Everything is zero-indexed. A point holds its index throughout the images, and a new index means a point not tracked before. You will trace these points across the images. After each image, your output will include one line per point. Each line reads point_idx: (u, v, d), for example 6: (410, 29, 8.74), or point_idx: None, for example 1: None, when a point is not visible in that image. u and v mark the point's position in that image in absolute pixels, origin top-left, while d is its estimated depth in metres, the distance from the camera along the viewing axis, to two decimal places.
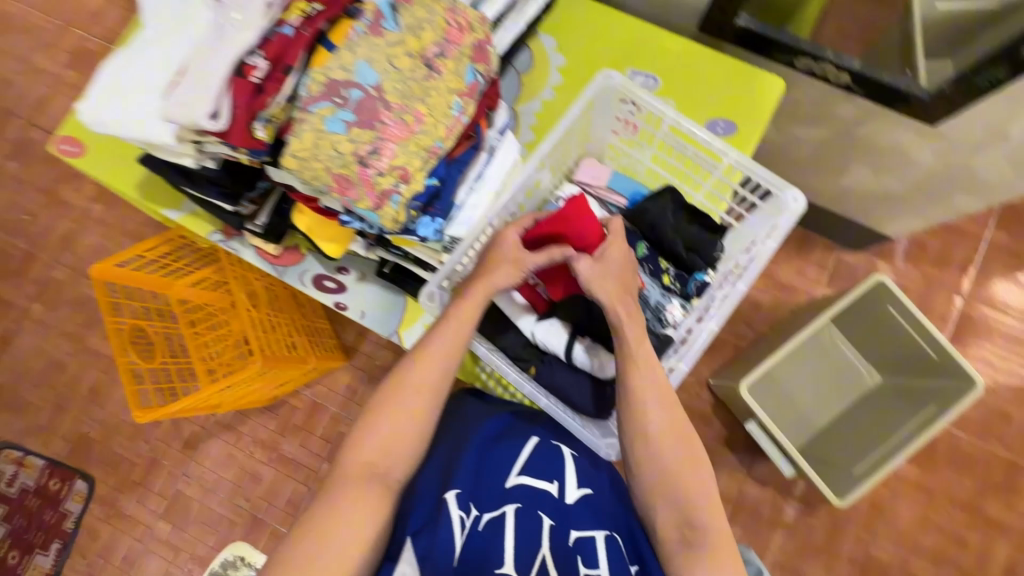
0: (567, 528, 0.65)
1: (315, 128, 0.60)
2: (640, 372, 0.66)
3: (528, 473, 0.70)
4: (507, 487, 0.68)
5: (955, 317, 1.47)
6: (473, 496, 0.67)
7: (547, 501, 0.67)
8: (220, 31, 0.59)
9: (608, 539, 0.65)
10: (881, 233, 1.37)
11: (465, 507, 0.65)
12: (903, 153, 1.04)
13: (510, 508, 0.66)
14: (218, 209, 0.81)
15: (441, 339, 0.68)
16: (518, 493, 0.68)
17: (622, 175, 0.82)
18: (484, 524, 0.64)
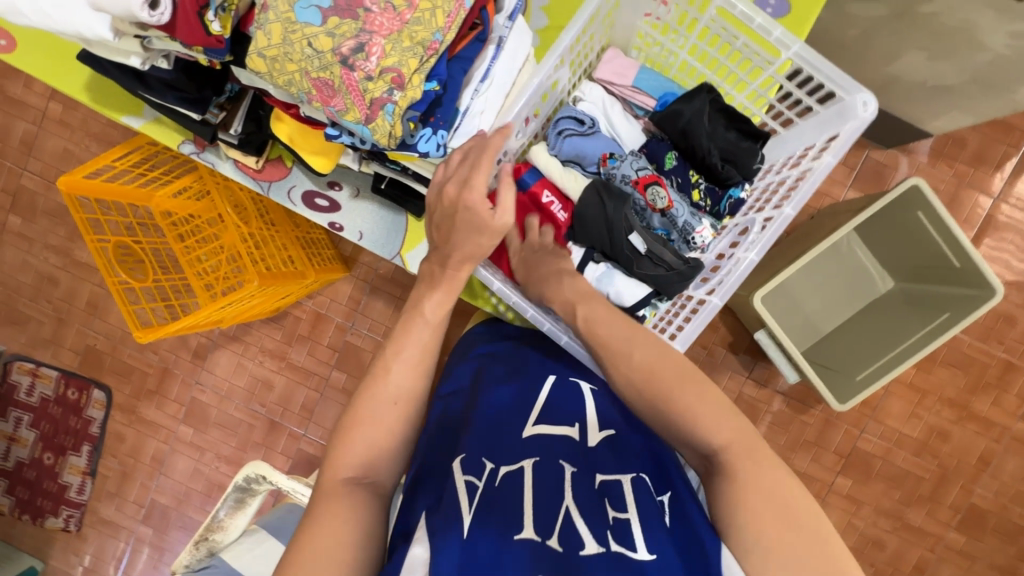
0: (592, 471, 0.60)
1: (284, 18, 0.49)
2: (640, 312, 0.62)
3: (544, 421, 0.65)
4: (523, 439, 0.63)
5: (981, 220, 1.40)
6: (484, 451, 0.61)
7: (568, 447, 0.62)
8: None
9: (636, 480, 0.59)
10: (921, 129, 1.25)
11: (475, 470, 0.58)
12: (972, 36, 0.89)
13: (529, 461, 0.60)
14: (183, 117, 0.71)
15: (421, 333, 0.63)
16: (535, 441, 0.62)
17: (651, 70, 0.70)
18: (501, 478, 0.57)
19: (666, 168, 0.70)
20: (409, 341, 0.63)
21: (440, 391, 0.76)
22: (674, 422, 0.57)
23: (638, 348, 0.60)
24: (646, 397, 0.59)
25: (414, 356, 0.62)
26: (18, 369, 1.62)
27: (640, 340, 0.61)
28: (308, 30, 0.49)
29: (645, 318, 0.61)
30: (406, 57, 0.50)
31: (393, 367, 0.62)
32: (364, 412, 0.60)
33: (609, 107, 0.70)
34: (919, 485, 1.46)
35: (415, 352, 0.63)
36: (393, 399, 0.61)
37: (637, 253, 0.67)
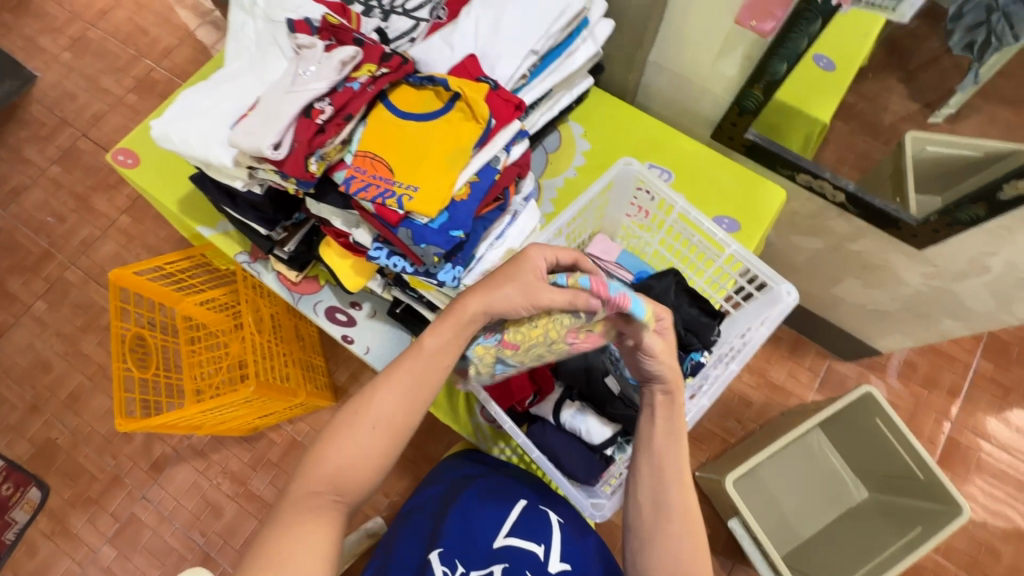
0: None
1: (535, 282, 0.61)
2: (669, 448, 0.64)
3: (516, 534, 0.70)
4: (494, 547, 0.69)
5: (943, 442, 1.47)
6: (460, 551, 0.68)
7: (533, 564, 0.67)
8: (294, 81, 0.67)
9: None
10: (872, 347, 1.41)
11: (451, 564, 0.67)
12: (893, 273, 1.11)
13: (497, 568, 0.67)
14: (252, 231, 0.86)
15: (426, 365, 0.64)
16: (503, 554, 0.68)
17: (630, 254, 0.88)
18: None
19: None
20: (411, 368, 0.64)
21: (430, 480, 0.81)
22: (657, 554, 0.61)
23: (663, 485, 0.63)
24: (655, 527, 0.62)
25: (410, 388, 0.64)
26: None
27: (666, 478, 0.63)
28: (381, 181, 0.67)
29: (677, 464, 0.63)
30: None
31: (382, 398, 0.64)
32: (343, 427, 0.63)
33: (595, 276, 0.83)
34: None
35: (417, 376, 0.64)
36: (375, 421, 0.63)
37: (611, 394, 0.74)
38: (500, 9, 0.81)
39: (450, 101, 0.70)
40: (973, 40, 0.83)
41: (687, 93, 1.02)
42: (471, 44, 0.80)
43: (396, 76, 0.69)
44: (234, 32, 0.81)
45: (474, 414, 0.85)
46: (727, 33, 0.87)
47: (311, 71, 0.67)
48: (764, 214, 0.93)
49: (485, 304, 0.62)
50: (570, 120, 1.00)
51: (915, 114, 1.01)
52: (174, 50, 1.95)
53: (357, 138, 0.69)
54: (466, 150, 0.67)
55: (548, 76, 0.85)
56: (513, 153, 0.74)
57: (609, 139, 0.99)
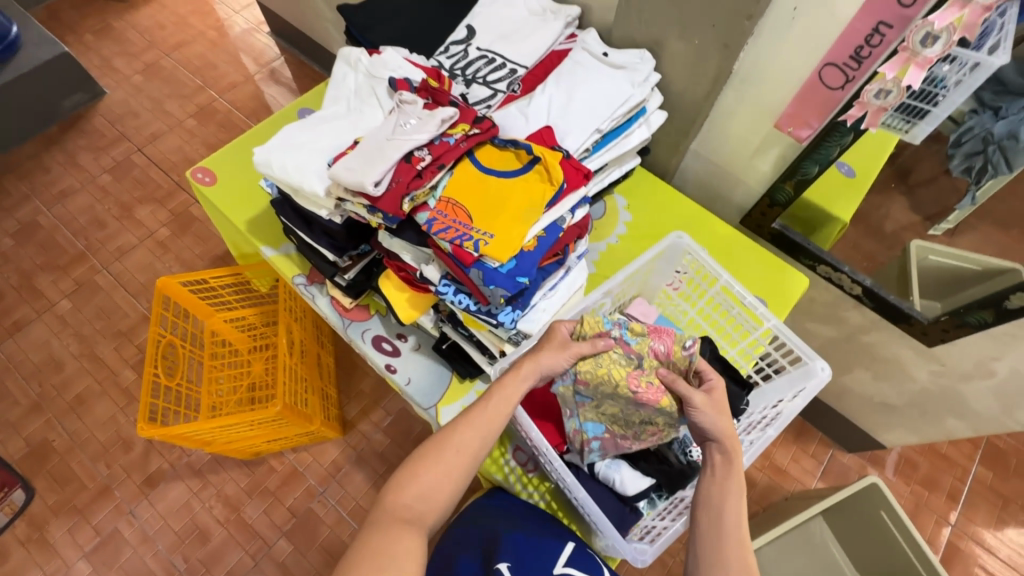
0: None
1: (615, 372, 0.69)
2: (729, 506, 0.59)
3: (573, 565, 0.71)
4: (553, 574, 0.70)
5: (943, 546, 1.47)
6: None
7: None
8: (396, 130, 0.76)
9: None
10: (876, 440, 1.44)
11: None
12: (901, 367, 1.18)
13: None
14: (318, 256, 0.92)
15: (508, 398, 0.66)
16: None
17: (667, 319, 0.94)
18: None
19: None
20: (497, 403, 0.66)
21: (471, 514, 0.81)
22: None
23: (720, 537, 0.57)
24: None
25: (497, 421, 0.65)
26: None
27: (720, 528, 0.58)
28: (461, 225, 0.74)
29: (736, 516, 0.58)
30: (617, 421, 0.75)
31: (469, 427, 0.64)
32: (431, 453, 0.63)
33: None
34: None
35: (504, 410, 0.66)
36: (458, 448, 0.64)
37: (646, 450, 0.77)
38: (572, 91, 0.92)
39: (529, 163, 0.78)
40: (971, 167, 0.93)
41: (723, 182, 1.13)
42: (545, 117, 0.91)
43: (484, 137, 0.78)
44: (336, 80, 0.91)
45: (507, 455, 0.85)
46: (767, 135, 0.99)
47: (412, 123, 0.76)
48: (788, 298, 1.01)
49: (536, 362, 0.67)
50: (615, 192, 1.10)
51: (917, 225, 1.06)
52: (239, 86, 2.11)
53: (442, 185, 0.76)
54: (539, 207, 0.75)
55: (607, 152, 0.95)
56: (576, 214, 0.82)
57: (650, 213, 1.08)
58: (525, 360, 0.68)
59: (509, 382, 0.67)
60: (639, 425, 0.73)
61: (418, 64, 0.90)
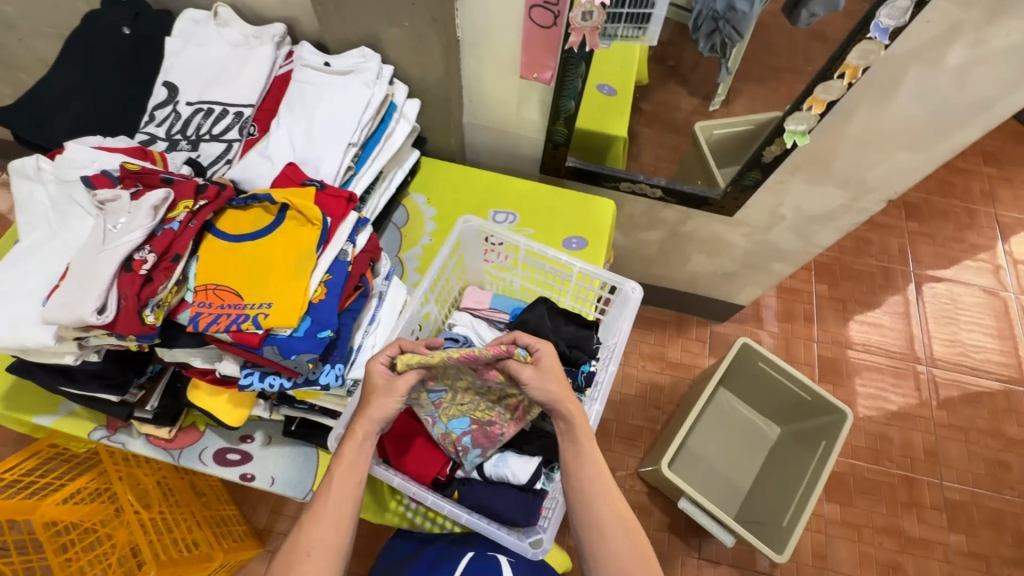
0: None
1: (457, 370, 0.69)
2: (583, 463, 0.62)
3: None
4: None
5: (818, 361, 1.70)
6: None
7: None
8: (105, 238, 0.64)
9: None
10: (736, 303, 1.61)
11: None
12: (723, 240, 1.30)
13: None
14: (102, 403, 0.78)
15: (351, 471, 0.62)
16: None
17: (502, 295, 0.93)
18: None
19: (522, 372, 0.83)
20: (340, 482, 0.62)
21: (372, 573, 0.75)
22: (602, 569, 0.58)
23: (587, 495, 0.61)
24: (590, 542, 0.59)
25: (348, 500, 0.61)
26: None
27: (585, 487, 0.61)
28: (231, 308, 0.66)
29: (597, 469, 0.62)
30: (477, 406, 0.74)
31: (319, 522, 0.59)
32: (282, 570, 0.57)
33: (477, 325, 0.88)
34: None
35: (351, 483, 0.62)
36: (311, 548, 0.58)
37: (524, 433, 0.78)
38: (308, 113, 0.84)
39: (280, 213, 0.71)
40: (714, 45, 0.92)
41: (506, 142, 1.14)
42: (289, 152, 0.83)
43: (216, 204, 0.69)
44: (20, 204, 0.73)
45: (405, 500, 0.80)
46: (519, 88, 0.99)
47: (122, 222, 0.65)
48: (603, 224, 1.04)
49: (370, 418, 0.64)
50: (411, 192, 1.06)
51: (700, 106, 1.10)
52: None
53: (192, 274, 0.68)
54: (309, 254, 0.69)
55: (374, 161, 0.90)
56: (359, 241, 0.76)
57: (451, 198, 1.06)
58: (358, 422, 0.64)
59: (347, 454, 0.63)
60: (496, 399, 0.74)
61: (116, 148, 0.77)
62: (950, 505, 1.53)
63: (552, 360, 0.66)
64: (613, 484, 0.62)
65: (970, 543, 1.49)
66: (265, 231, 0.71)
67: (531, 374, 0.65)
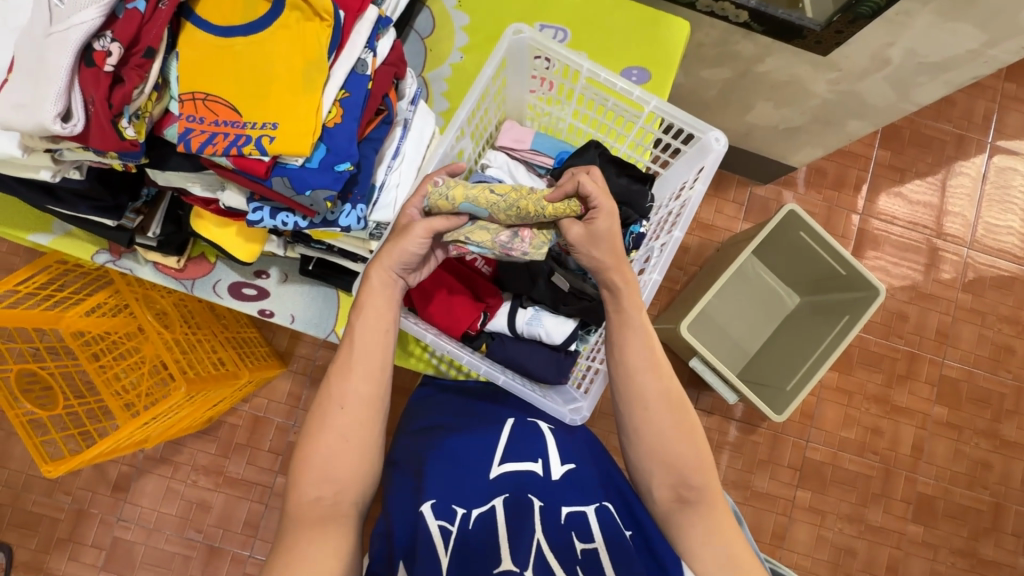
0: (557, 506, 0.61)
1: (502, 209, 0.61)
2: (633, 340, 0.60)
3: (510, 459, 0.65)
4: (491, 479, 0.62)
5: (854, 233, 1.60)
6: (454, 495, 0.60)
7: (534, 482, 0.62)
8: (51, 17, 0.49)
9: (599, 509, 0.61)
10: (787, 164, 1.44)
11: (447, 514, 0.58)
12: (802, 87, 1.09)
13: (500, 499, 0.60)
14: (98, 227, 0.71)
15: (376, 320, 0.59)
16: (504, 485, 0.62)
17: (545, 135, 0.79)
18: (474, 521, 0.58)
19: None
20: (363, 330, 0.59)
21: (403, 425, 0.73)
22: (646, 445, 0.59)
23: (633, 373, 0.60)
24: (635, 418, 0.60)
25: (377, 350, 0.58)
26: None
27: (632, 366, 0.60)
28: (228, 127, 0.54)
29: (646, 347, 0.60)
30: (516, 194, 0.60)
31: (347, 376, 0.58)
32: (317, 429, 0.56)
33: (514, 169, 0.77)
34: (869, 484, 1.54)
35: (378, 332, 0.59)
36: (344, 402, 0.57)
37: (562, 293, 0.72)
38: None
39: (278, 2, 0.55)
40: None
41: None
42: None
43: None
44: None
45: (430, 348, 0.76)
46: None
47: None
48: (673, 51, 0.84)
49: (387, 265, 0.59)
50: None
51: None
52: None
53: (174, 77, 0.54)
54: (318, 61, 0.54)
55: None
56: (380, 49, 0.61)
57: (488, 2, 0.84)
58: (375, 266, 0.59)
59: (369, 302, 0.59)
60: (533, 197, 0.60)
61: None
62: (942, 381, 1.58)
63: (609, 223, 0.59)
64: (661, 362, 0.60)
65: (950, 415, 1.57)
66: (261, 26, 0.55)
67: (580, 234, 0.60)
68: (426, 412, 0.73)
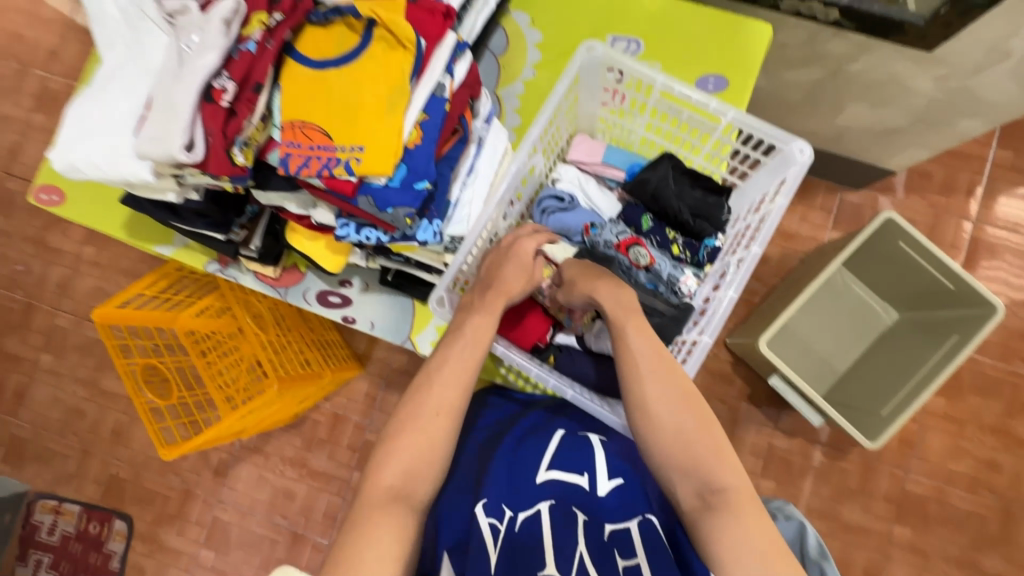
0: (599, 521, 0.61)
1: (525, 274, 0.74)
2: (636, 341, 0.61)
3: (557, 466, 0.66)
4: (539, 484, 0.64)
5: (967, 243, 1.43)
6: (505, 496, 0.63)
7: (580, 495, 0.64)
8: (179, 61, 0.56)
9: (642, 522, 0.60)
10: (884, 168, 1.33)
11: (497, 513, 0.61)
12: (902, 85, 1.00)
13: (546, 506, 0.62)
14: (210, 240, 0.80)
15: (474, 344, 0.63)
16: (552, 491, 0.64)
17: (617, 148, 0.79)
18: (520, 525, 0.60)
19: (644, 230, 0.74)
20: (460, 352, 0.63)
21: (471, 425, 0.75)
22: (663, 448, 0.58)
23: (642, 378, 0.60)
24: (644, 424, 0.59)
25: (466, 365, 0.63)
26: (40, 507, 1.54)
27: (635, 368, 0.60)
28: (321, 150, 0.59)
29: (650, 352, 0.60)
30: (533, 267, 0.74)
31: (434, 385, 0.62)
32: (402, 428, 0.60)
33: (585, 184, 0.78)
34: (984, 525, 1.37)
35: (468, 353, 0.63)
36: (437, 410, 0.61)
37: None
38: None
39: (366, 34, 0.60)
40: None
41: None
42: None
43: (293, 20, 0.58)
44: (94, 16, 0.66)
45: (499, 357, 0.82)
46: None
47: (194, 42, 0.57)
48: (754, 57, 0.81)
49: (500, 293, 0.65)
50: (512, 10, 0.86)
51: None
52: (43, 42, 1.63)
53: (277, 108, 0.60)
54: (401, 86, 0.58)
55: None
56: (457, 72, 0.64)
57: (561, 18, 0.85)
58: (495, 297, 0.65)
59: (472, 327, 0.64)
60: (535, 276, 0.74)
61: None
62: None
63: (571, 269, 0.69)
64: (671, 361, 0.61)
65: None
66: (348, 57, 0.60)
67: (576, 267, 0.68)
68: (495, 415, 0.76)
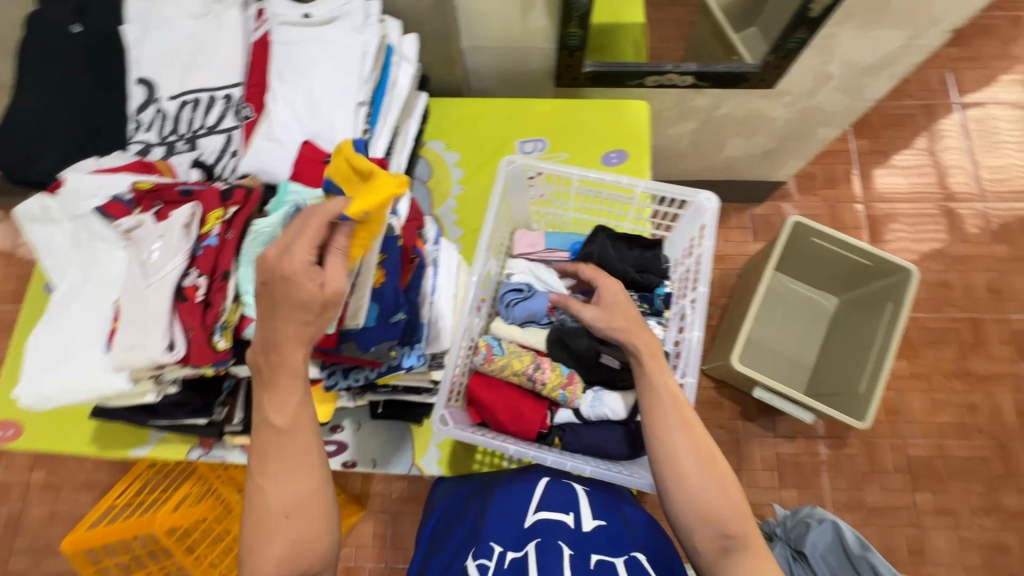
0: (585, 553, 0.61)
1: (510, 364, 0.77)
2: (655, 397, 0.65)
3: (544, 508, 0.67)
4: (527, 526, 0.64)
5: (865, 221, 1.62)
6: (494, 535, 0.63)
7: (564, 532, 0.63)
8: (146, 272, 0.60)
9: (630, 559, 0.60)
10: (775, 181, 1.51)
11: (486, 553, 0.61)
12: (762, 116, 1.19)
13: (532, 545, 0.61)
14: (191, 426, 0.78)
15: (290, 434, 0.59)
16: (538, 529, 0.63)
17: (555, 233, 0.88)
18: (509, 561, 0.60)
19: None
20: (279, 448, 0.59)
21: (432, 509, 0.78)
22: (686, 505, 0.60)
23: (665, 433, 0.63)
24: (670, 480, 0.61)
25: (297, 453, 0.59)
26: None
27: (657, 423, 0.63)
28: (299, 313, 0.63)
29: (674, 405, 0.64)
30: (514, 359, 0.77)
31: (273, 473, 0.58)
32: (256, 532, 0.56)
33: (537, 271, 0.85)
34: (988, 466, 1.43)
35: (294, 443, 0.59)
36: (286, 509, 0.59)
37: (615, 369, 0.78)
38: (304, 79, 0.75)
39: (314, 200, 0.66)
40: None
41: (515, 59, 0.99)
42: (298, 129, 0.74)
43: (247, 208, 0.64)
44: (42, 250, 0.69)
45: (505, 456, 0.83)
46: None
47: (156, 250, 0.61)
48: (641, 132, 0.95)
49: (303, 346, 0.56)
50: (427, 141, 0.97)
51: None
52: None
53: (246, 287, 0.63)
54: None
55: (387, 116, 0.81)
56: (402, 209, 0.71)
57: (472, 138, 0.97)
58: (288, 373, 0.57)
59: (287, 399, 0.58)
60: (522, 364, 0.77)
61: (117, 170, 0.71)
62: (1015, 337, 1.52)
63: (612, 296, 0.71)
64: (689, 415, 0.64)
65: None
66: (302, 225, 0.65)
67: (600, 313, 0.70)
68: (477, 482, 0.78)
